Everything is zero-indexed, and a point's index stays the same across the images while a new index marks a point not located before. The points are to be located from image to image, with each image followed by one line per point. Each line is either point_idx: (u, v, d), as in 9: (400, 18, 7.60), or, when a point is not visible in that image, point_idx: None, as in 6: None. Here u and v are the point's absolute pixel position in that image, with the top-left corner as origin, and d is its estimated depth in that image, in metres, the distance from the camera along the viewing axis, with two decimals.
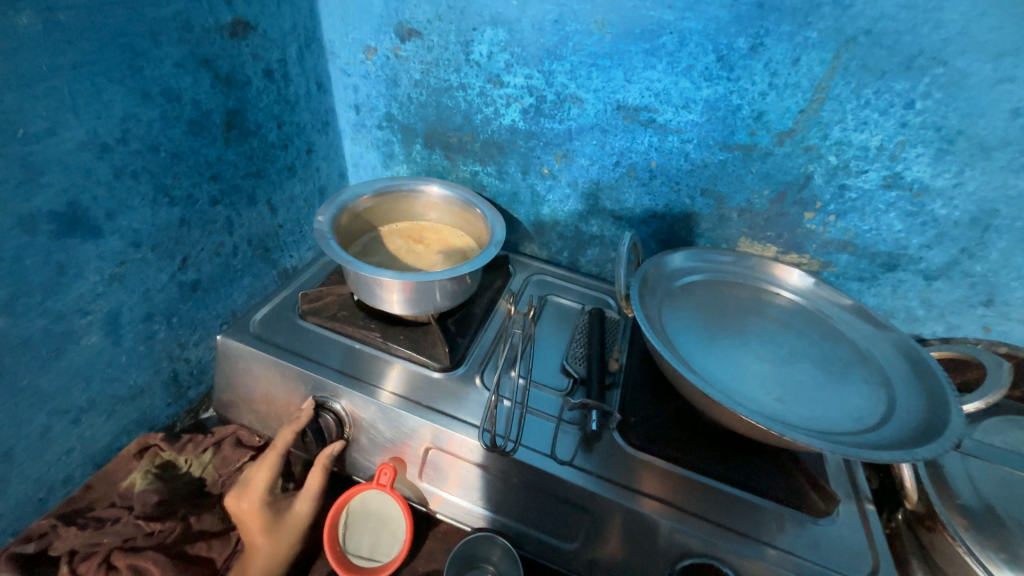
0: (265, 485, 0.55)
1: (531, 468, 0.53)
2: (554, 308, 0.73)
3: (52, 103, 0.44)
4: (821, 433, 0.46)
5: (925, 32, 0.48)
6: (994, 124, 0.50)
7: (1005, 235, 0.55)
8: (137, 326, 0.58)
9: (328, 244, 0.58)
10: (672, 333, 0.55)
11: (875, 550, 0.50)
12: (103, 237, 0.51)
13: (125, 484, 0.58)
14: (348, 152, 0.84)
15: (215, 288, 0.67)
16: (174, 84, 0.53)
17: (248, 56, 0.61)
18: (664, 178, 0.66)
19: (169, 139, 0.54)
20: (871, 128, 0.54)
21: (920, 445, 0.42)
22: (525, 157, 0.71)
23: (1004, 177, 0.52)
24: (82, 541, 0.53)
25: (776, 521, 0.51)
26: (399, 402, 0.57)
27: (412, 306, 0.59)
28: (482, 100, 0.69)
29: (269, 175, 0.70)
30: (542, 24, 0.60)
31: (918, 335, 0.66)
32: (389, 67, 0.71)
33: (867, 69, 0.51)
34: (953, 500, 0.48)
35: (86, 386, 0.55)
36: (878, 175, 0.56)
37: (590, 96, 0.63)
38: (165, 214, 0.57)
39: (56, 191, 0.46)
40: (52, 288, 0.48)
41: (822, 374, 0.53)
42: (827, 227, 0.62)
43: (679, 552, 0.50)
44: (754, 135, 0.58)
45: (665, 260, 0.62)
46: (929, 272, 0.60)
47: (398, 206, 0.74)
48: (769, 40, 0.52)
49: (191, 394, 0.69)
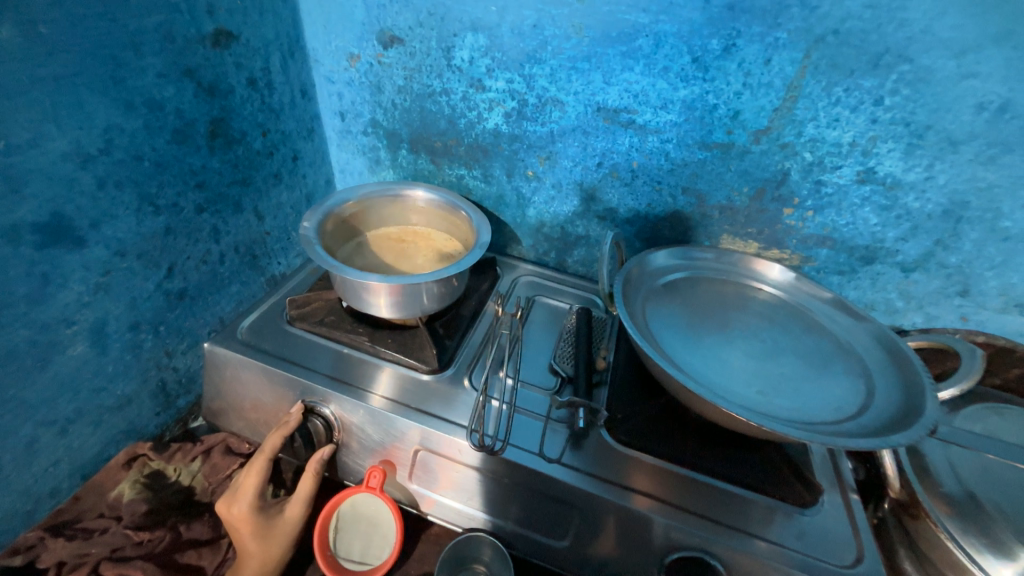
0: (254, 490, 0.54)
1: (521, 467, 0.53)
2: (542, 309, 0.74)
3: (33, 114, 0.44)
4: (801, 424, 0.47)
5: (890, 30, 0.49)
6: (961, 118, 0.51)
7: (977, 226, 0.56)
8: (123, 336, 0.58)
9: (314, 249, 0.59)
10: (656, 330, 0.56)
11: (859, 537, 0.51)
12: (87, 247, 0.51)
13: (114, 494, 0.58)
14: (335, 158, 0.84)
15: (202, 296, 0.67)
16: (157, 94, 0.54)
17: (231, 65, 0.62)
18: (645, 178, 0.67)
19: (153, 149, 0.55)
20: (843, 125, 0.55)
21: (895, 433, 0.43)
22: (509, 160, 0.72)
23: (973, 170, 0.53)
24: (70, 552, 0.53)
25: (764, 513, 0.51)
26: (389, 405, 0.57)
27: (399, 309, 0.60)
28: (466, 105, 0.69)
29: (255, 183, 0.71)
30: (520, 29, 0.61)
31: (898, 326, 0.67)
32: (373, 74, 0.72)
33: (837, 68, 0.52)
34: (935, 488, 0.48)
35: (72, 397, 0.55)
36: (852, 171, 0.58)
37: (571, 98, 0.64)
38: (150, 223, 0.57)
39: (39, 202, 0.46)
40: (37, 299, 0.48)
41: (803, 366, 0.54)
42: (806, 223, 0.63)
43: (669, 546, 0.50)
44: (730, 134, 0.60)
45: (648, 259, 0.63)
46: (906, 264, 0.62)
47: (384, 211, 0.74)
48: (742, 41, 0.54)
49: (180, 403, 0.69)
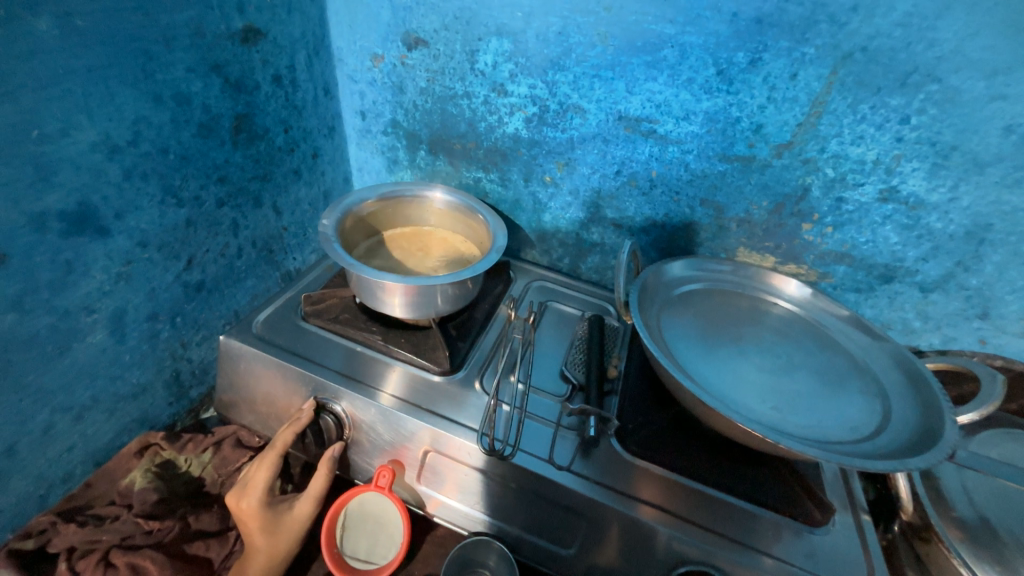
0: (263, 484, 0.55)
1: (530, 473, 0.53)
2: (555, 314, 0.74)
3: (66, 105, 0.45)
4: (817, 442, 0.46)
5: (919, 50, 0.49)
6: (988, 140, 0.51)
7: (1000, 248, 0.55)
8: (141, 326, 0.59)
9: (332, 247, 0.59)
10: (671, 341, 0.55)
11: (870, 559, 0.50)
12: (110, 237, 0.52)
13: (125, 482, 0.59)
14: (353, 157, 0.85)
15: (219, 289, 0.68)
16: (185, 88, 0.54)
17: (257, 62, 0.62)
18: (664, 188, 0.66)
19: (179, 142, 0.55)
20: (867, 142, 0.55)
21: (913, 455, 0.43)
22: (527, 165, 0.73)
23: (998, 192, 0.53)
24: (82, 538, 0.53)
25: (773, 530, 0.51)
26: (400, 405, 0.57)
27: (413, 310, 0.60)
28: (487, 109, 0.70)
29: (275, 179, 0.71)
30: (545, 36, 0.61)
31: (914, 347, 0.66)
32: (395, 75, 0.72)
33: (863, 85, 0.52)
34: (949, 513, 0.48)
35: (89, 383, 0.55)
36: (874, 189, 0.57)
37: (592, 106, 0.64)
38: (172, 215, 0.58)
39: (67, 191, 0.47)
40: (60, 286, 0.49)
41: (819, 383, 0.54)
42: (824, 239, 0.63)
43: (677, 559, 0.50)
44: (752, 147, 0.59)
45: (665, 268, 0.63)
46: (925, 284, 0.61)
47: (401, 211, 0.75)
48: (768, 55, 0.54)
49: (192, 394, 0.69)
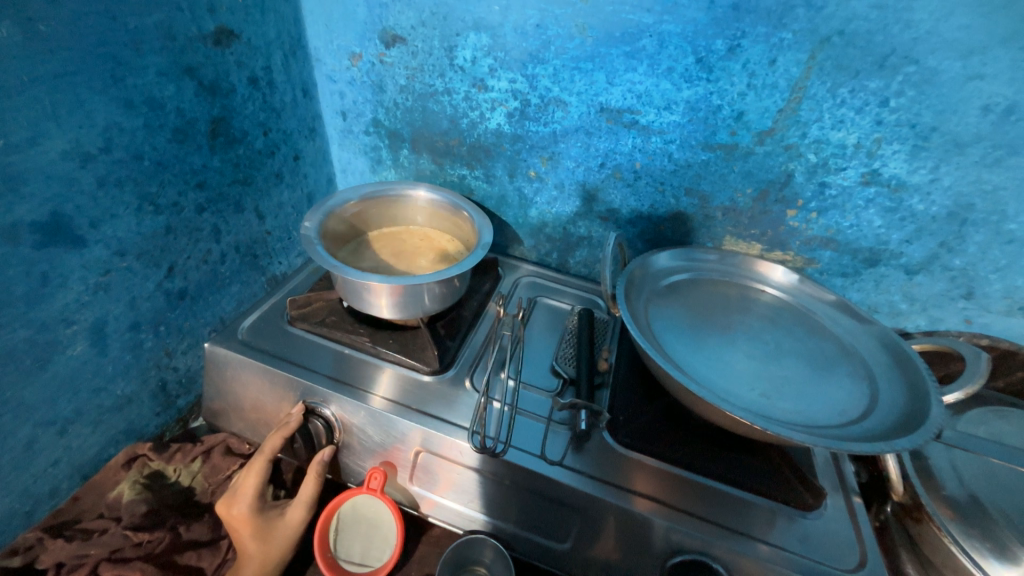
0: (254, 491, 0.56)
1: (523, 468, 0.52)
2: (545, 310, 0.73)
3: (34, 112, 0.46)
4: (805, 427, 0.45)
5: (896, 31, 0.49)
6: (966, 120, 0.51)
7: (981, 228, 0.56)
8: (123, 336, 0.61)
9: (316, 249, 0.59)
10: (657, 330, 0.54)
11: (863, 541, 0.49)
12: (86, 246, 0.53)
13: (112, 495, 0.61)
14: (337, 157, 0.86)
15: (203, 296, 0.70)
16: (157, 93, 0.55)
17: (233, 64, 0.64)
18: (649, 179, 0.66)
19: (153, 147, 0.57)
20: (848, 127, 0.55)
21: (901, 437, 0.41)
22: (511, 160, 0.72)
23: (978, 172, 0.53)
24: (71, 552, 0.55)
25: (767, 517, 0.50)
26: (389, 407, 0.57)
27: (401, 310, 0.60)
28: (468, 104, 0.70)
29: (256, 182, 0.73)
30: (524, 29, 0.61)
31: (902, 329, 0.66)
32: (375, 73, 0.73)
33: (842, 69, 0.52)
34: (938, 491, 0.47)
35: (72, 396, 0.57)
36: (857, 172, 0.57)
37: (574, 98, 0.63)
38: (150, 223, 0.59)
39: (40, 200, 0.48)
40: (37, 298, 0.51)
41: (806, 369, 0.53)
42: (810, 224, 0.63)
43: (670, 549, 0.49)
44: (734, 135, 0.59)
45: (652, 259, 0.62)
46: (910, 267, 0.61)
47: (387, 211, 0.75)
48: (747, 41, 0.53)
49: (180, 403, 0.72)
